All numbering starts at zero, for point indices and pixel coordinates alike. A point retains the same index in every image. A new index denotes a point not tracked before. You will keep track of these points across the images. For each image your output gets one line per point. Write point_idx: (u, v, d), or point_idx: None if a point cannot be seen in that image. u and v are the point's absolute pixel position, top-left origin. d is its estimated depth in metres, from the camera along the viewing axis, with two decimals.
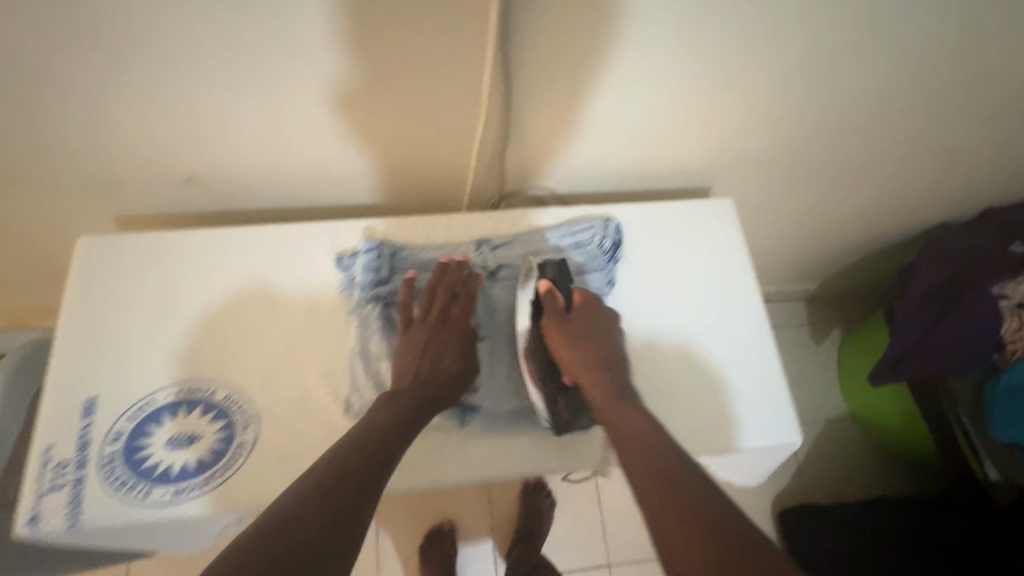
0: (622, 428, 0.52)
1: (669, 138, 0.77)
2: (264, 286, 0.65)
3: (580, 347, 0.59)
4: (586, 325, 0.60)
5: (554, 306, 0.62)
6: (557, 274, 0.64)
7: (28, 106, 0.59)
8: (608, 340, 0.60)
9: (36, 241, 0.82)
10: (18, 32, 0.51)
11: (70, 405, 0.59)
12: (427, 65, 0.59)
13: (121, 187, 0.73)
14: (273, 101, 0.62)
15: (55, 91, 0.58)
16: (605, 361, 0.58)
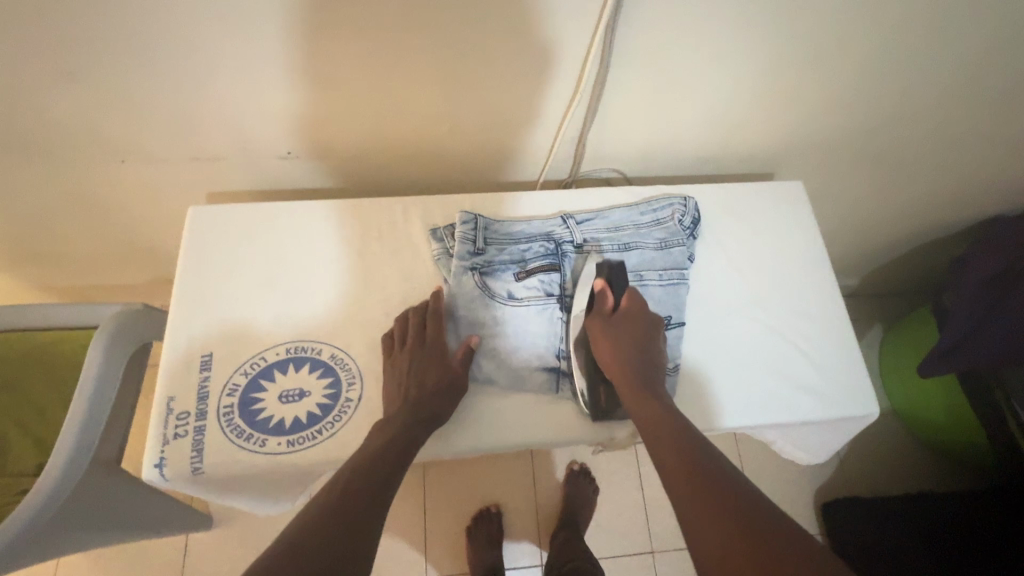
0: (648, 424, 0.54)
1: (740, 120, 0.80)
2: (365, 252, 0.69)
3: (613, 348, 0.61)
4: (634, 326, 0.63)
5: (601, 306, 0.64)
6: (612, 274, 0.67)
7: (159, 80, 0.64)
8: (647, 341, 0.62)
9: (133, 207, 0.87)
10: (170, 11, 0.55)
11: (190, 359, 0.63)
12: (531, 43, 0.63)
13: (222, 160, 0.78)
14: (381, 79, 0.66)
15: (186, 62, 0.62)
16: (643, 359, 0.60)
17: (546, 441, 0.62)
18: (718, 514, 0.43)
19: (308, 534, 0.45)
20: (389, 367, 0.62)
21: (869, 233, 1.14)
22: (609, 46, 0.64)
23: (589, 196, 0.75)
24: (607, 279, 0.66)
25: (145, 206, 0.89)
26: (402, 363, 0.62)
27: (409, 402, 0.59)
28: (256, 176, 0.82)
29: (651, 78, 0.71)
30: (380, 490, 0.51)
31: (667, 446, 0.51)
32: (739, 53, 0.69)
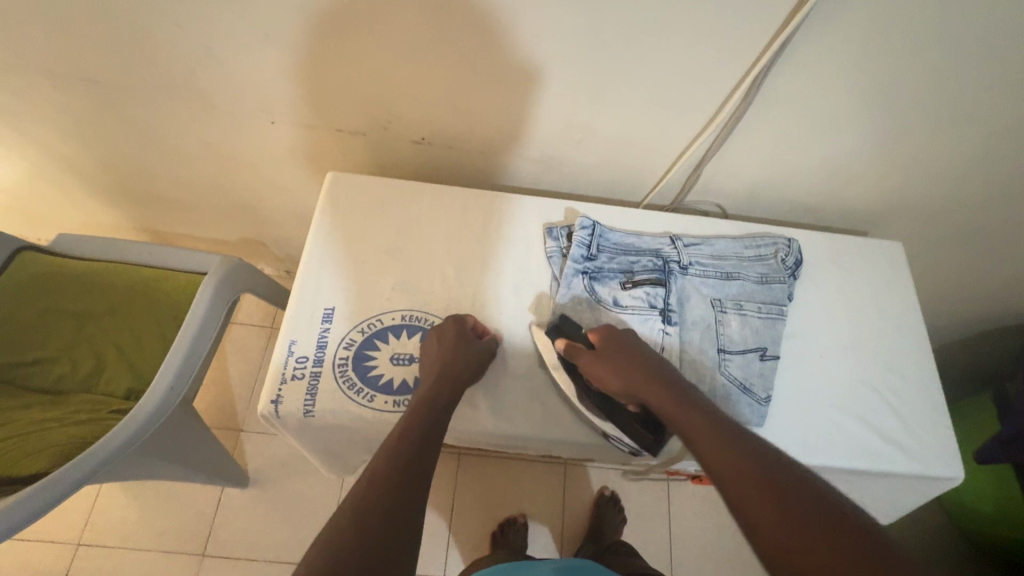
0: (689, 431, 0.52)
1: (845, 178, 0.83)
2: (481, 239, 0.74)
3: (614, 377, 0.59)
4: (616, 350, 0.61)
5: (579, 354, 0.62)
6: (564, 329, 0.66)
7: (336, 58, 0.71)
8: (639, 353, 0.61)
9: (262, 167, 0.94)
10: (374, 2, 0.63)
11: (314, 311, 0.67)
12: (678, 75, 0.68)
13: (357, 136, 0.84)
14: (532, 84, 0.72)
15: (372, 42, 0.68)
16: (649, 371, 0.58)
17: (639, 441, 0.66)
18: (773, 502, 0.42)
19: (371, 489, 0.47)
20: (427, 338, 0.65)
21: (944, 307, 1.14)
22: (756, 87, 0.69)
23: (695, 223, 0.78)
24: (564, 337, 0.65)
25: (269, 171, 0.95)
26: (439, 339, 0.64)
27: (453, 363, 0.61)
28: (381, 154, 0.88)
29: (784, 121, 0.74)
30: (435, 443, 0.53)
31: (719, 457, 0.48)
32: (877, 113, 0.72)
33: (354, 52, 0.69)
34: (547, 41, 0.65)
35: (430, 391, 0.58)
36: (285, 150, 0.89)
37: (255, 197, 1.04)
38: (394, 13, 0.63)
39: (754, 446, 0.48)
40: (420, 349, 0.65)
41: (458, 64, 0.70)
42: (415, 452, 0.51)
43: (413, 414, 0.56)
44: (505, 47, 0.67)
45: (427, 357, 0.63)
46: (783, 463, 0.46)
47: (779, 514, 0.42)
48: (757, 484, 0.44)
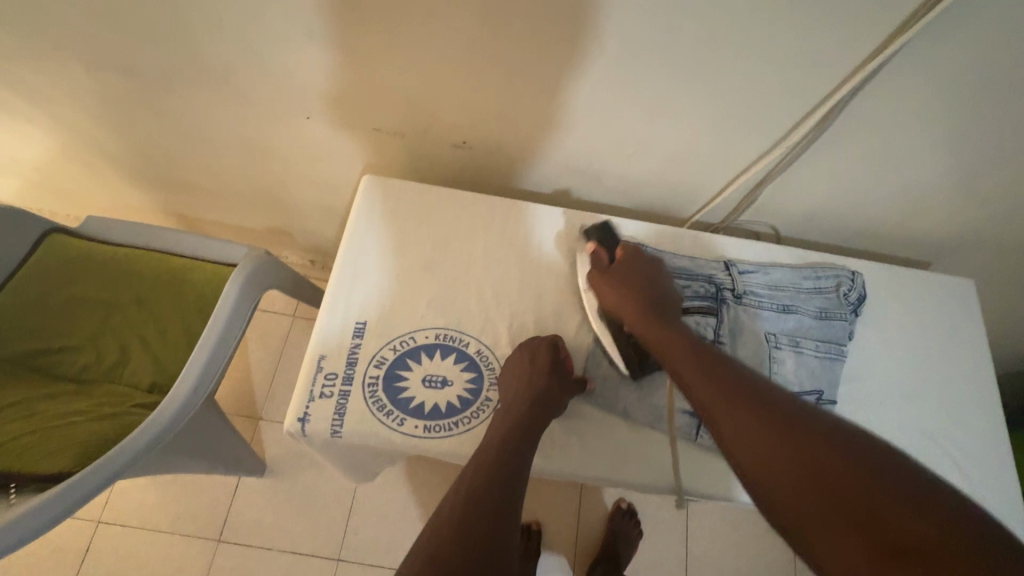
0: (662, 347, 0.56)
1: (919, 212, 0.77)
2: (521, 254, 0.70)
3: (613, 292, 0.62)
4: (629, 270, 0.63)
5: (598, 262, 0.66)
6: (602, 236, 0.68)
7: (381, 59, 0.66)
8: (646, 278, 0.62)
9: (295, 162, 0.91)
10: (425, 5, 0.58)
11: (345, 324, 0.64)
12: (749, 92, 0.63)
13: (394, 137, 0.80)
14: (587, 96, 0.67)
15: (425, 41, 0.63)
16: (646, 296, 0.61)
17: (676, 483, 0.61)
18: (734, 408, 0.47)
19: (450, 535, 0.46)
20: (512, 356, 0.62)
21: None
22: (839, 109, 0.62)
23: (750, 247, 0.73)
24: (597, 241, 0.67)
25: (301, 167, 0.92)
26: (530, 360, 0.60)
27: (539, 391, 0.57)
28: (419, 155, 0.84)
29: (864, 146, 0.67)
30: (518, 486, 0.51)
31: (690, 369, 0.53)
32: (972, 145, 0.65)
33: (403, 52, 0.65)
34: (613, 53, 0.60)
35: (513, 421, 0.55)
36: (320, 147, 0.85)
37: (285, 190, 1.01)
38: (452, 13, 0.59)
39: (740, 374, 0.50)
40: (502, 368, 0.62)
41: (514, 70, 0.65)
42: (498, 497, 0.49)
43: (493, 449, 0.53)
44: (568, 56, 0.62)
45: (514, 377, 0.60)
46: (764, 391, 0.48)
47: (752, 434, 0.45)
48: (726, 398, 0.48)
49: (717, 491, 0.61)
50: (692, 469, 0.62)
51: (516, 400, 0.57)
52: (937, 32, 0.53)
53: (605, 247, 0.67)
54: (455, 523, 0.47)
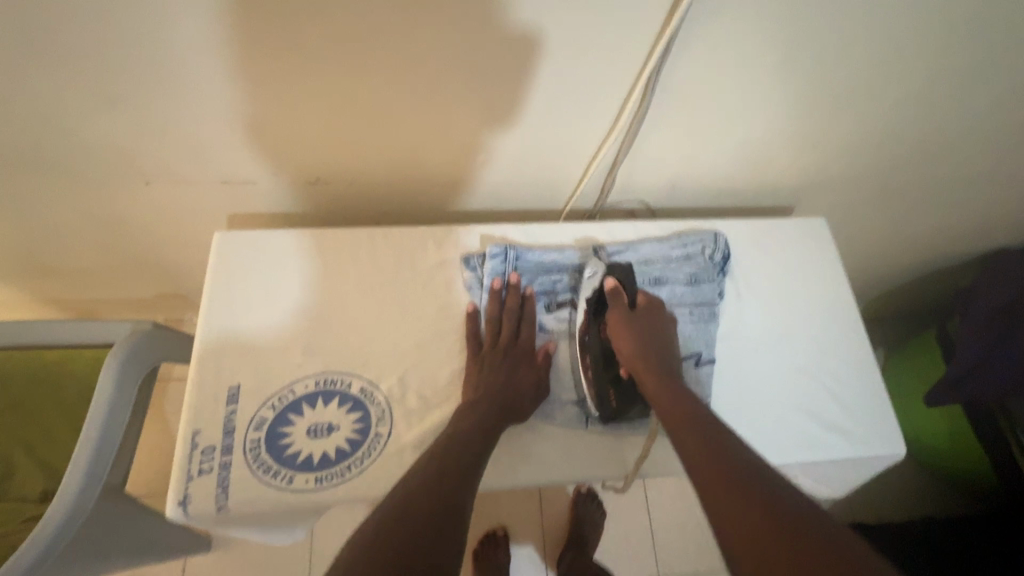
0: (667, 405, 0.56)
1: (768, 160, 0.81)
2: (395, 281, 0.69)
3: (625, 340, 0.63)
4: (645, 321, 0.64)
5: (619, 303, 0.65)
6: (625, 275, 0.68)
7: (198, 112, 0.62)
8: (660, 335, 0.64)
9: (154, 226, 0.85)
10: (225, 52, 0.55)
11: (216, 393, 0.61)
12: (579, 84, 0.63)
13: (245, 186, 0.76)
14: (425, 116, 0.66)
15: (233, 87, 0.59)
16: (659, 354, 0.62)
17: (628, 468, 0.64)
18: (735, 482, 0.43)
19: (410, 504, 0.46)
20: (467, 360, 0.65)
21: (876, 255, 1.17)
22: (653, 84, 0.64)
23: (618, 228, 0.75)
24: (619, 279, 0.67)
25: (163, 229, 0.87)
26: (482, 359, 0.64)
27: (496, 388, 0.61)
28: (279, 201, 0.80)
29: (693, 112, 0.70)
30: (471, 475, 0.52)
31: (693, 437, 0.50)
32: (787, 91, 0.69)
33: (215, 101, 0.61)
34: (436, 72, 0.59)
35: (468, 418, 0.58)
36: (173, 209, 0.81)
37: (156, 254, 0.95)
38: (245, 54, 0.55)
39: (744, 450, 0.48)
40: (464, 373, 0.64)
41: (336, 101, 0.62)
42: (453, 485, 0.49)
43: (446, 444, 0.55)
44: (393, 83, 0.60)
45: (478, 368, 0.63)
46: (768, 473, 0.44)
47: (747, 516, 0.41)
48: (708, 445, 0.48)
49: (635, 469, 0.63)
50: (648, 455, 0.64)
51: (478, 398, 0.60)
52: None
53: (626, 288, 0.67)
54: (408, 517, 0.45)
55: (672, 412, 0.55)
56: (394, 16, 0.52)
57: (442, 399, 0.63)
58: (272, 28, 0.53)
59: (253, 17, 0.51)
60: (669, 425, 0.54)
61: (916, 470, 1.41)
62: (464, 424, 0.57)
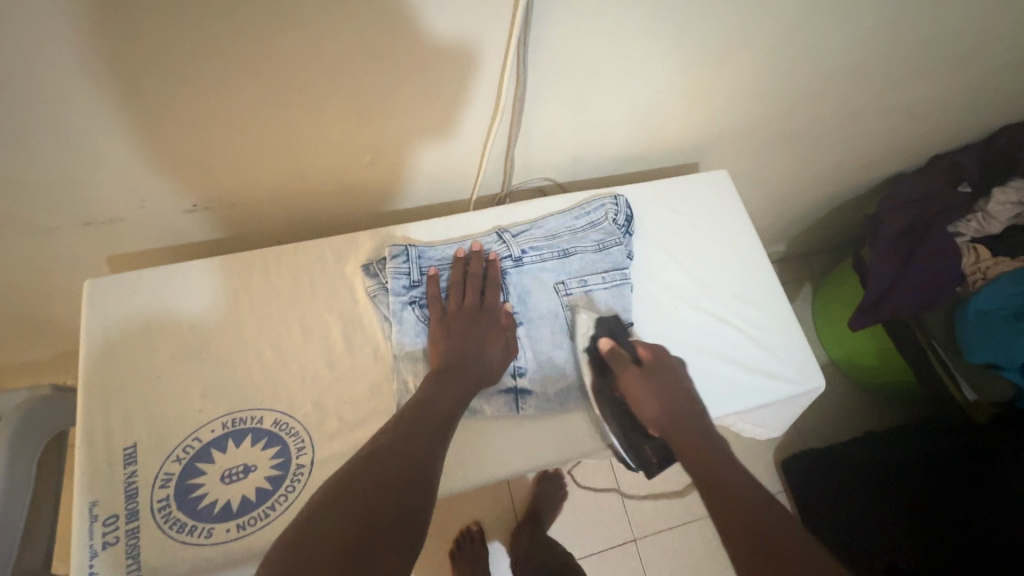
0: (700, 467, 0.54)
1: (663, 120, 0.81)
2: (296, 303, 0.65)
3: (648, 404, 0.61)
4: (664, 378, 0.62)
5: (624, 363, 0.63)
6: (613, 331, 0.66)
7: (22, 159, 0.54)
8: (683, 391, 0.62)
9: (17, 295, 0.75)
10: (27, 86, 0.48)
11: (109, 459, 0.55)
12: (449, 71, 0.59)
13: (110, 233, 0.68)
14: (291, 124, 0.60)
15: (57, 127, 0.52)
16: (685, 411, 0.60)
17: (574, 450, 0.62)
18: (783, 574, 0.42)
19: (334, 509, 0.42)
20: (434, 325, 0.62)
21: (786, 196, 1.22)
22: (524, 58, 0.60)
23: (520, 208, 0.73)
24: (610, 337, 0.65)
25: (31, 296, 0.77)
26: (451, 326, 0.62)
27: (466, 356, 0.60)
28: (157, 242, 0.73)
29: (574, 81, 0.67)
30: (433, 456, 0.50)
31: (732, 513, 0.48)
32: (663, 48, 0.67)
33: (38, 145, 0.53)
34: (288, 76, 0.54)
35: (438, 388, 0.56)
36: (35, 271, 0.71)
37: (32, 325, 0.84)
38: (56, 86, 0.48)
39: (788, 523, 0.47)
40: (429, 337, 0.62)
41: (183, 125, 0.56)
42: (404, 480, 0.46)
43: (413, 416, 0.53)
44: (243, 94, 0.55)
45: (447, 333, 0.61)
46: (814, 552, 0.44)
47: None
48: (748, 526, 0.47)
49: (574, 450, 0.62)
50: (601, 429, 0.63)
51: (443, 370, 0.58)
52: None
53: (623, 344, 0.65)
54: (355, 505, 0.43)
55: (711, 482, 0.52)
56: (220, 21, 0.47)
57: (364, 417, 0.60)
58: (76, 51, 0.46)
59: (50, 44, 0.45)
60: (707, 497, 0.51)
61: (855, 387, 1.50)
62: (432, 391, 0.56)
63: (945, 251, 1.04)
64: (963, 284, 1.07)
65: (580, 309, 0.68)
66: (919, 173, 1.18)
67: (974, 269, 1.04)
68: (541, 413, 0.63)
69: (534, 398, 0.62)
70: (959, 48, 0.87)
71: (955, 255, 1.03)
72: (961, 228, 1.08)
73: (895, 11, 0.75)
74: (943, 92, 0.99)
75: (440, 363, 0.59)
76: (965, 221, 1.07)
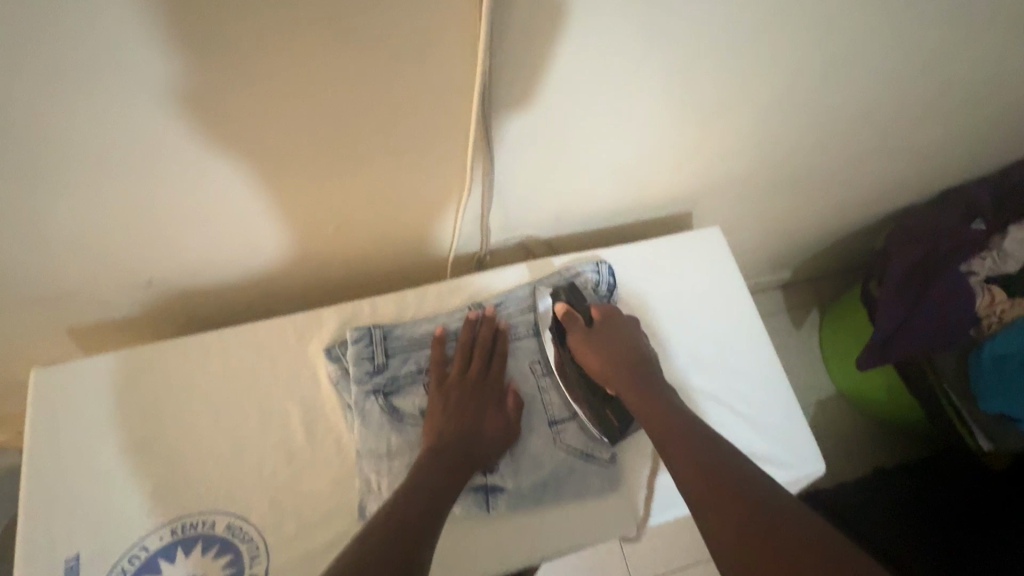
0: (649, 418, 0.56)
1: (650, 174, 0.77)
2: (256, 389, 0.61)
3: (596, 359, 0.62)
4: (609, 334, 0.63)
5: (575, 324, 0.64)
6: (569, 296, 0.66)
7: None
8: (630, 345, 0.62)
9: None
10: None
11: (51, 569, 0.52)
12: (408, 142, 0.56)
13: (64, 309, 0.65)
14: (244, 203, 0.57)
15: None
16: (629, 363, 0.61)
17: (551, 550, 0.58)
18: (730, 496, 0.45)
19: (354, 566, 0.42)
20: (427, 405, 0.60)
21: (788, 232, 1.16)
22: (491, 130, 0.57)
23: (494, 276, 0.69)
24: (567, 301, 0.66)
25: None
26: (441, 404, 0.59)
27: (455, 436, 0.57)
28: (118, 316, 0.69)
29: (551, 145, 0.64)
30: (423, 545, 0.46)
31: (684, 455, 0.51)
32: (643, 108, 0.63)
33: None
34: (233, 158, 0.51)
35: (424, 473, 0.53)
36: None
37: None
38: None
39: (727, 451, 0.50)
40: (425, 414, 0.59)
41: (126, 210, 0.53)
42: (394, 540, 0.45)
43: (397, 505, 0.49)
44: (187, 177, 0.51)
45: (436, 413, 0.59)
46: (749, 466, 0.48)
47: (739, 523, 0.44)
48: (696, 463, 0.49)
49: (555, 549, 0.58)
50: (583, 526, 0.59)
51: (434, 452, 0.55)
52: (520, 34, 0.47)
53: (577, 307, 0.65)
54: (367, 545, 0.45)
55: (663, 435, 0.54)
56: (152, 112, 0.44)
57: (322, 517, 0.56)
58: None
59: None
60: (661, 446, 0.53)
61: (864, 424, 1.44)
62: (420, 478, 0.53)
63: (958, 293, 0.98)
64: (976, 326, 0.99)
65: (544, 290, 0.66)
66: (929, 207, 1.12)
67: (989, 311, 0.98)
68: (518, 510, 0.58)
69: (506, 493, 0.58)
70: (965, 85, 0.82)
71: (969, 297, 0.98)
72: (974, 267, 1.01)
73: (896, 56, 0.70)
74: (952, 128, 0.93)
75: (432, 443, 0.56)
76: (979, 261, 1.00)
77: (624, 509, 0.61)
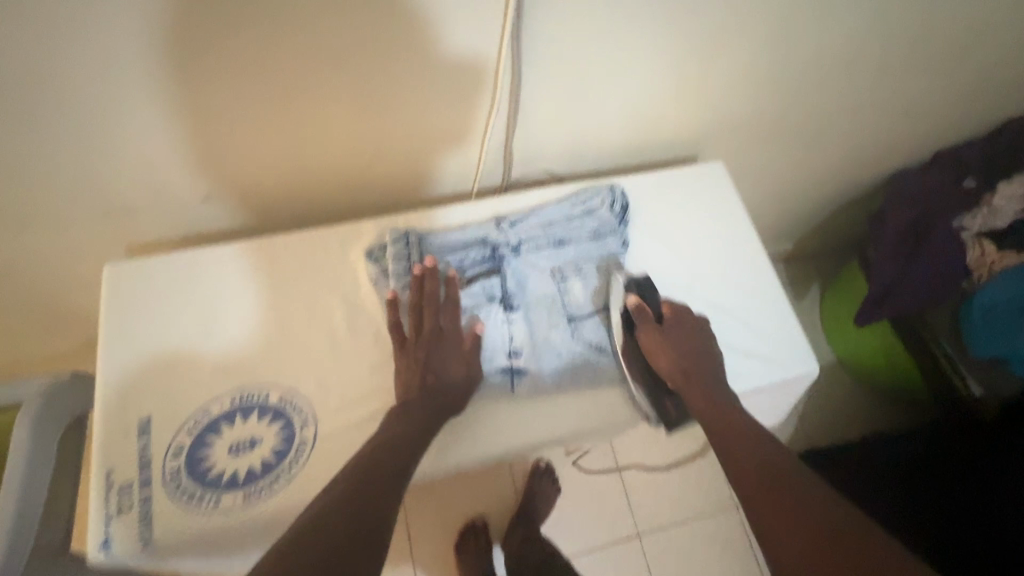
0: (711, 420, 0.58)
1: (658, 115, 0.83)
2: (302, 287, 0.68)
3: (665, 356, 0.64)
4: (680, 337, 0.65)
5: (646, 318, 0.66)
6: (643, 289, 0.69)
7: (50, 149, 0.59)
8: (700, 351, 0.64)
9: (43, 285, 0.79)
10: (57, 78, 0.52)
11: (126, 430, 0.59)
12: (443, 65, 0.62)
13: (128, 222, 0.72)
14: (296, 117, 0.63)
15: (83, 117, 0.56)
16: (698, 370, 0.63)
17: (565, 431, 0.64)
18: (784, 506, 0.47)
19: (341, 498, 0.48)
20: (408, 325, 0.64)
21: (790, 192, 1.22)
22: (515, 57, 0.64)
23: (517, 198, 0.76)
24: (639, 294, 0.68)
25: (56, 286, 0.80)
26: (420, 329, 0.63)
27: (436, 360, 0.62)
28: (173, 232, 0.76)
29: (567, 76, 0.70)
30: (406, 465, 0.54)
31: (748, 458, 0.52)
32: (652, 45, 0.70)
33: (60, 137, 0.57)
34: (292, 68, 0.58)
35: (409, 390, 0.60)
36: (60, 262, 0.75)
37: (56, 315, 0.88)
38: (82, 80, 0.53)
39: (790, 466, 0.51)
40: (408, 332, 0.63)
41: (195, 118, 0.60)
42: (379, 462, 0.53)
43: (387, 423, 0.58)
44: (252, 87, 0.58)
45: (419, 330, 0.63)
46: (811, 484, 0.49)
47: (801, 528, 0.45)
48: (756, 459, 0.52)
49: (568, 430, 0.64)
50: (595, 411, 0.65)
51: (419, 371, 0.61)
52: None
53: (648, 302, 0.68)
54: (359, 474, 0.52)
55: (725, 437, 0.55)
56: (231, 17, 0.51)
57: (363, 394, 0.63)
58: (100, 46, 0.50)
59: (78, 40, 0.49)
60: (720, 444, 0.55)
61: (863, 388, 1.49)
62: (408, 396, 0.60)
63: (948, 252, 1.03)
64: (967, 278, 1.04)
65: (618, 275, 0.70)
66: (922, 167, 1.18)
67: (980, 262, 1.02)
68: (536, 394, 0.65)
69: (528, 376, 0.65)
70: (953, 41, 0.88)
71: (960, 253, 1.03)
72: (966, 223, 1.05)
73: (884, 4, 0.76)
74: (943, 86, 0.99)
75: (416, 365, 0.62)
76: (971, 216, 1.04)
77: (632, 403, 0.66)
